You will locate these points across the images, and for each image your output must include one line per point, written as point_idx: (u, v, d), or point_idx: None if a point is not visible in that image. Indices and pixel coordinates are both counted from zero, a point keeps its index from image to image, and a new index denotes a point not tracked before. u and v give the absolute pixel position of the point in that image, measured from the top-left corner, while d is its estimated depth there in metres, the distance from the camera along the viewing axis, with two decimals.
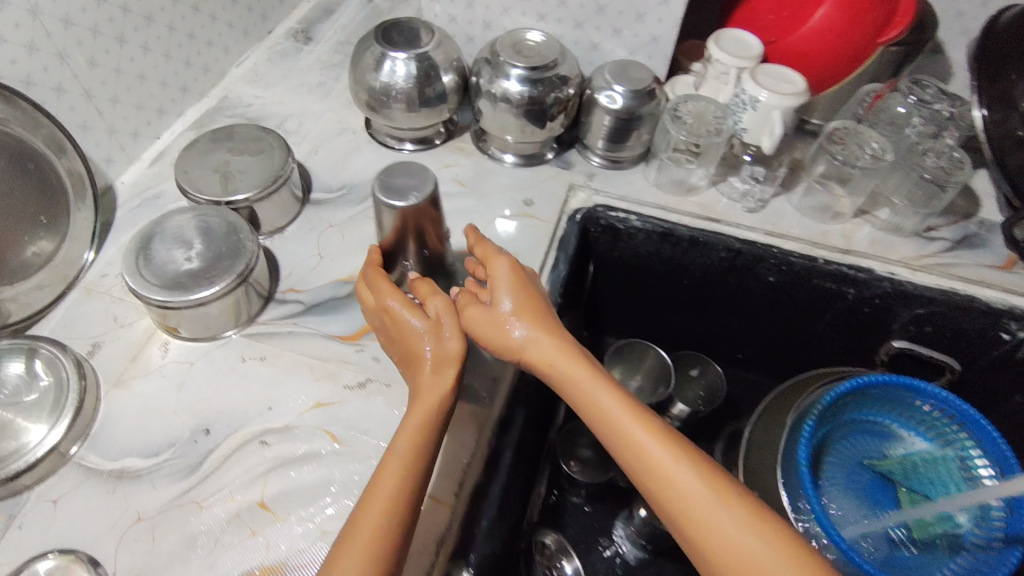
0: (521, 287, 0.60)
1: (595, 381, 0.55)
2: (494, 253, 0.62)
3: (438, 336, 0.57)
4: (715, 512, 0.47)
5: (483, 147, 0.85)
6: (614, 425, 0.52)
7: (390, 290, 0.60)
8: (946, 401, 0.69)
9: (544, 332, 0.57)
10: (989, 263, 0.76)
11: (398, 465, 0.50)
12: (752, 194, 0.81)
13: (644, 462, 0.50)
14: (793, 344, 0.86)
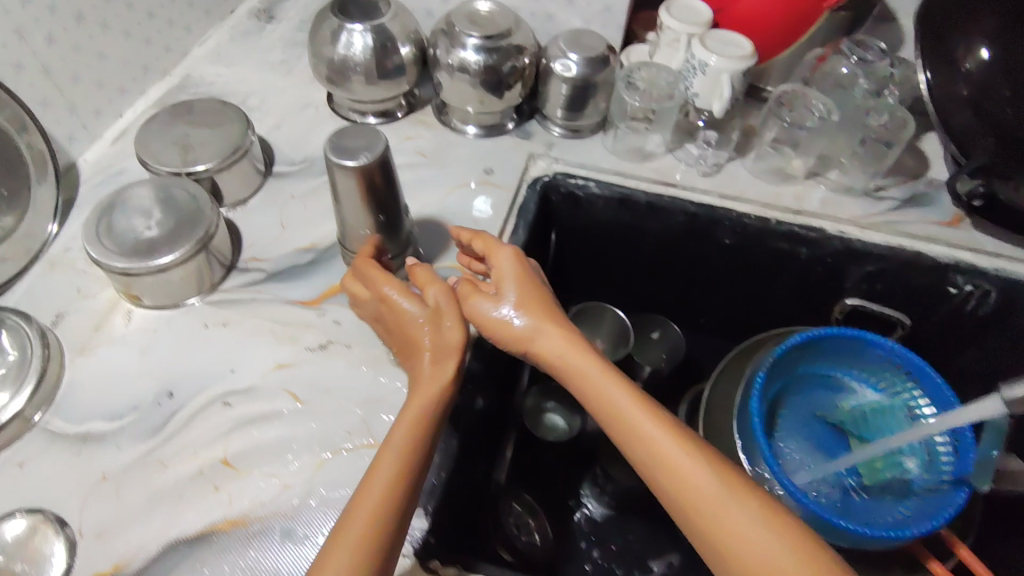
0: (523, 279, 0.60)
1: (600, 372, 0.55)
2: (497, 247, 0.62)
3: (438, 324, 0.58)
4: (722, 502, 0.47)
5: (445, 120, 0.86)
6: (620, 417, 0.52)
7: (387, 279, 0.60)
8: (894, 352, 0.71)
9: (549, 324, 0.58)
10: (936, 220, 0.79)
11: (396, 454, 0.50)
12: (708, 159, 0.83)
13: (650, 452, 0.50)
14: (753, 306, 0.89)
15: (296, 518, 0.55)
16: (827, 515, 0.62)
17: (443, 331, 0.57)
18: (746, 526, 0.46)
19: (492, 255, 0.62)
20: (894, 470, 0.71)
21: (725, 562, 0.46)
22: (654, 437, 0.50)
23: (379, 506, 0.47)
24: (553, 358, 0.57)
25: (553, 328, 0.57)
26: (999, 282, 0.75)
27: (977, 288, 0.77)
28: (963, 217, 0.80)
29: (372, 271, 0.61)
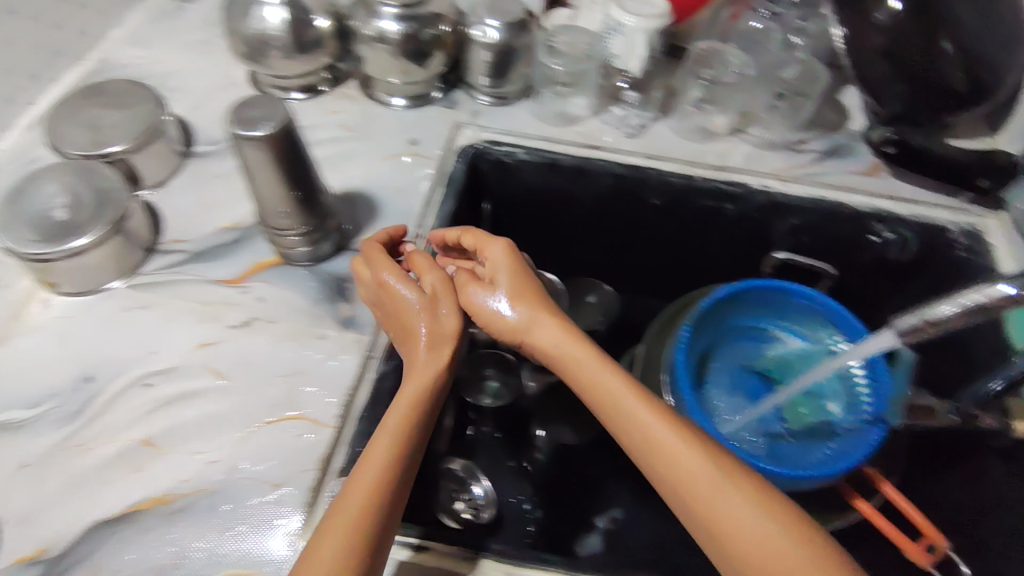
0: (519, 274, 0.62)
1: (598, 362, 0.55)
2: (490, 240, 0.64)
3: (435, 311, 0.58)
4: (719, 491, 0.47)
5: (370, 93, 0.85)
6: (617, 406, 0.53)
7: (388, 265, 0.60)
8: (814, 299, 0.74)
9: (546, 317, 0.59)
10: (854, 169, 0.81)
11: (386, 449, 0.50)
12: (634, 121, 0.84)
13: (647, 441, 0.51)
14: (686, 265, 0.90)
15: (217, 493, 0.56)
16: (747, 457, 0.65)
17: (443, 318, 0.58)
18: (743, 514, 0.46)
19: (485, 249, 0.63)
20: (818, 413, 0.74)
21: (721, 546, 0.46)
22: (651, 427, 0.51)
23: (368, 501, 0.47)
24: (550, 350, 0.57)
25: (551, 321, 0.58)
26: (917, 228, 0.77)
27: (898, 235, 0.78)
28: (881, 166, 0.82)
29: (375, 257, 0.62)
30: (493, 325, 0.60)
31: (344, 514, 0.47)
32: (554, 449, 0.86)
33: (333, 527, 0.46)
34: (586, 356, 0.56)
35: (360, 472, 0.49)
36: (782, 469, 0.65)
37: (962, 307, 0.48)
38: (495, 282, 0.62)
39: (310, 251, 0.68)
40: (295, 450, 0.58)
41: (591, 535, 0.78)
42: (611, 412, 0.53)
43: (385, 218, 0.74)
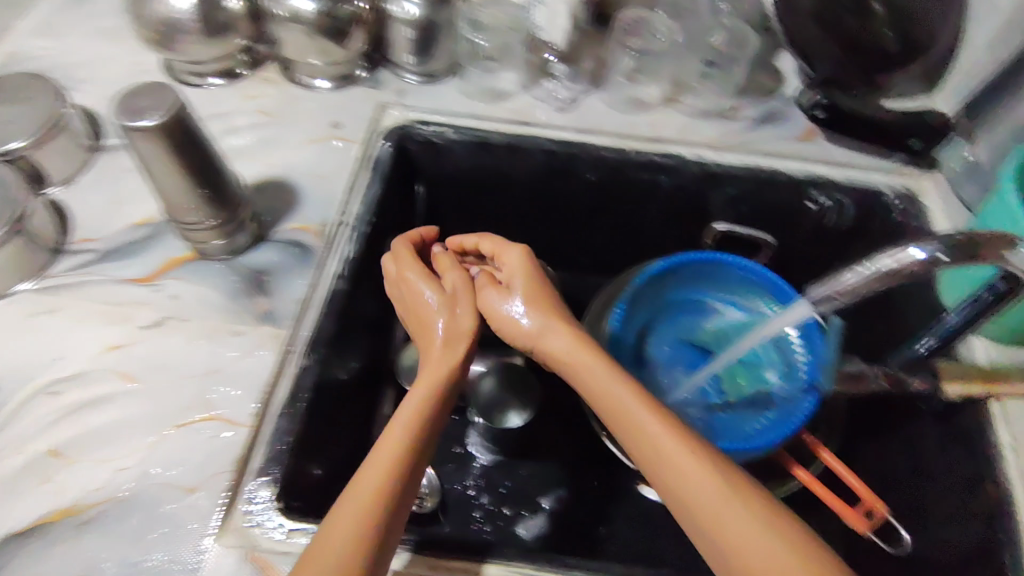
0: (537, 281, 0.64)
1: (608, 370, 0.56)
2: (505, 246, 0.66)
3: (453, 311, 0.62)
4: (725, 502, 0.47)
5: (291, 75, 0.82)
6: (625, 413, 0.53)
7: (416, 266, 0.65)
8: (750, 271, 0.75)
9: (558, 323, 0.60)
10: (789, 135, 0.80)
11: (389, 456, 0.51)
12: (565, 94, 0.82)
13: (652, 447, 0.51)
14: (627, 239, 0.88)
15: (129, 500, 0.54)
16: None
17: (460, 319, 0.62)
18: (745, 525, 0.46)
19: (502, 255, 0.66)
20: (756, 382, 0.75)
21: (720, 552, 0.46)
22: (657, 435, 0.51)
23: (369, 508, 0.48)
24: (561, 357, 0.59)
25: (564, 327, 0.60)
26: (851, 192, 0.76)
27: (833, 202, 0.77)
28: (817, 131, 0.80)
29: (404, 258, 0.66)
30: (506, 329, 0.62)
31: (342, 519, 0.47)
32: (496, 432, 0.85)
33: (332, 530, 0.47)
34: (596, 363, 0.56)
35: (363, 479, 0.50)
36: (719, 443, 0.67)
37: (873, 272, 0.47)
38: (511, 287, 0.64)
39: (226, 244, 0.65)
40: (209, 452, 0.57)
41: (535, 517, 0.79)
42: (618, 418, 0.54)
43: (304, 206, 0.71)
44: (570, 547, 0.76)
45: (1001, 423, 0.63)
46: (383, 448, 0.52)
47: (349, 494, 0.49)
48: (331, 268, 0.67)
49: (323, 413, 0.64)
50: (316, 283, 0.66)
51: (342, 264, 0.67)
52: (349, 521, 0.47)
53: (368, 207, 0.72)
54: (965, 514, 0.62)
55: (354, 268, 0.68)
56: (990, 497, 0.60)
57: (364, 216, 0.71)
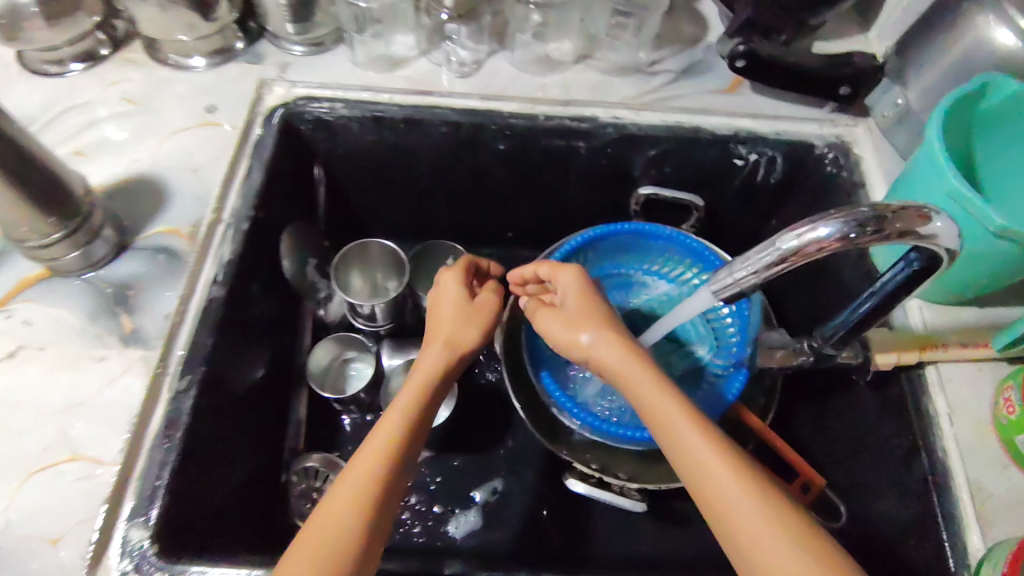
0: (593, 299, 0.59)
1: (649, 373, 0.51)
2: (560, 266, 0.61)
3: (461, 325, 0.59)
4: (754, 518, 0.43)
5: (156, 54, 0.72)
6: (661, 415, 0.49)
7: (456, 278, 0.63)
8: (672, 239, 0.71)
9: (608, 333, 0.55)
10: (713, 88, 0.73)
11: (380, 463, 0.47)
12: (466, 56, 0.74)
13: (685, 456, 0.47)
14: (552, 210, 0.82)
15: None
16: (604, 425, 0.63)
17: (468, 334, 0.59)
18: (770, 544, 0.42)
19: (554, 276, 0.61)
20: (686, 358, 0.71)
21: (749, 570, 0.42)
22: (693, 444, 0.47)
23: (354, 526, 0.44)
24: (608, 367, 0.54)
25: (608, 333, 0.55)
26: (782, 146, 0.70)
27: (762, 156, 0.71)
28: (742, 81, 0.74)
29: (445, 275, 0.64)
30: (561, 342, 0.58)
31: (318, 534, 0.43)
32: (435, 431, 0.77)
33: (305, 545, 0.43)
34: (637, 367, 0.52)
35: (347, 487, 0.46)
36: (635, 433, 0.63)
37: (777, 254, 0.39)
38: (565, 304, 0.60)
39: (81, 256, 0.59)
40: (70, 497, 0.51)
41: (469, 512, 0.74)
42: (652, 422, 0.50)
43: (176, 207, 0.64)
44: (505, 542, 0.72)
45: (936, 391, 0.58)
46: (375, 453, 0.47)
47: (327, 505, 0.45)
48: (206, 274, 0.60)
49: (208, 436, 0.58)
50: (188, 295, 0.59)
51: (218, 270, 0.60)
52: (326, 539, 0.43)
53: (247, 200, 0.64)
54: (900, 489, 0.59)
55: (231, 273, 0.61)
56: (923, 471, 0.56)
57: (243, 211, 0.64)
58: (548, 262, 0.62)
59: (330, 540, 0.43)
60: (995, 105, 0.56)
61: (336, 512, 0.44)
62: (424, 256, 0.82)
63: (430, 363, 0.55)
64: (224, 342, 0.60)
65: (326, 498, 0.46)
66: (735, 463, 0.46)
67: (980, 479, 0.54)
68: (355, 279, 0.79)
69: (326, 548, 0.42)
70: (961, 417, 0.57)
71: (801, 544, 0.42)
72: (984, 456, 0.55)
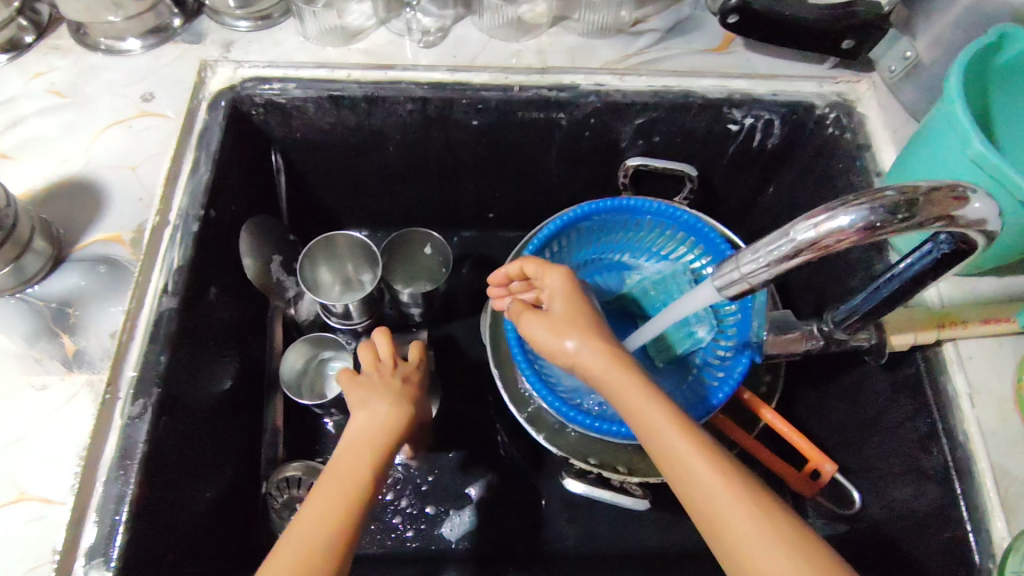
0: (581, 303, 0.53)
1: (634, 378, 0.47)
2: (549, 266, 0.56)
3: (420, 395, 0.56)
4: (746, 534, 0.39)
5: (84, 40, 0.65)
6: (647, 420, 0.45)
7: (420, 348, 0.60)
8: (662, 213, 0.65)
9: (595, 340, 0.50)
10: (703, 47, 0.67)
11: (337, 504, 0.44)
12: (430, 24, 0.67)
13: (671, 466, 0.43)
14: (534, 188, 0.76)
15: None
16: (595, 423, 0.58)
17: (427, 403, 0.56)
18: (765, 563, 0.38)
19: (542, 277, 0.56)
20: (685, 344, 0.63)
21: None
22: (682, 455, 0.43)
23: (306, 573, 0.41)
24: (595, 377, 0.49)
25: (592, 338, 0.50)
26: (780, 108, 0.64)
27: (759, 120, 0.65)
28: (734, 38, 0.68)
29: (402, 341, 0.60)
30: (547, 349, 0.52)
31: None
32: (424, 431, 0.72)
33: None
34: (619, 373, 0.48)
35: (300, 531, 0.43)
36: (618, 427, 0.57)
37: (794, 246, 0.34)
38: (550, 309, 0.54)
39: (12, 272, 0.53)
40: (15, 544, 0.45)
41: (463, 512, 0.69)
42: (640, 430, 0.45)
43: (116, 209, 0.58)
44: (502, 542, 0.68)
45: (955, 370, 0.53)
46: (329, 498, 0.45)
47: (282, 548, 0.42)
48: (154, 283, 0.55)
49: (171, 461, 0.52)
50: (136, 308, 0.53)
51: (167, 278, 0.55)
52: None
53: (195, 198, 0.58)
54: (920, 472, 0.55)
55: (183, 281, 0.55)
56: (943, 456, 0.53)
57: (191, 210, 0.58)
58: (533, 262, 0.56)
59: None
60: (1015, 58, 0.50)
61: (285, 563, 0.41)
62: (400, 246, 0.75)
63: (385, 404, 0.52)
64: (182, 355, 0.55)
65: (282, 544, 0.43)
66: (728, 474, 0.41)
67: (1004, 463, 0.50)
68: (326, 274, 0.74)
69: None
70: (981, 397, 0.52)
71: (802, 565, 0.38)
72: (1007, 437, 0.51)
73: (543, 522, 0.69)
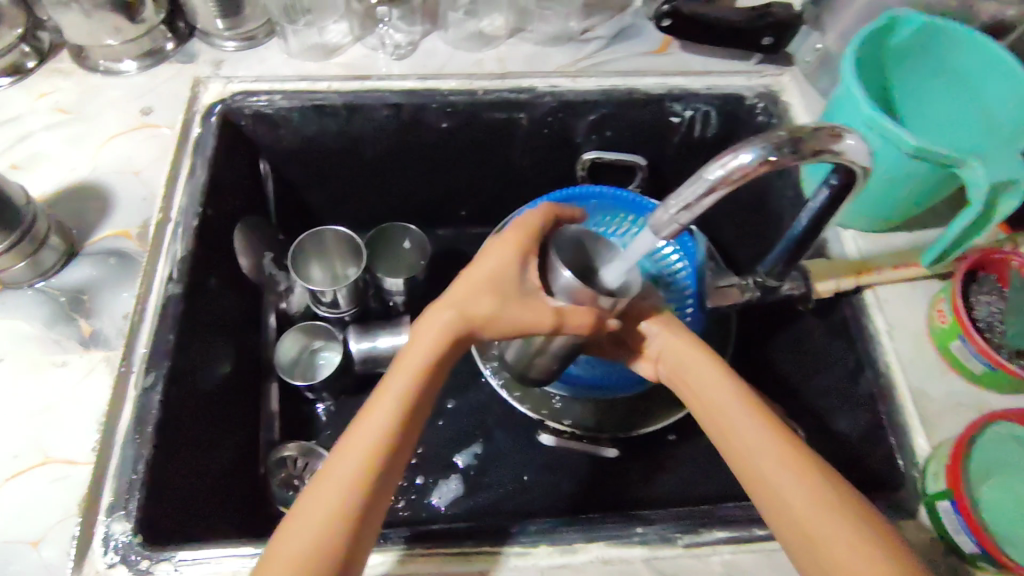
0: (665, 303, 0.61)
1: (715, 373, 0.53)
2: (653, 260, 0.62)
3: (479, 292, 0.50)
4: (817, 512, 0.43)
5: (84, 62, 0.71)
6: (726, 411, 0.51)
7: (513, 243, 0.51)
8: (607, 194, 0.74)
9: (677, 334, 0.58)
10: (644, 50, 0.76)
11: (384, 427, 0.45)
12: (400, 39, 0.75)
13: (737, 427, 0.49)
14: (501, 185, 0.84)
15: None
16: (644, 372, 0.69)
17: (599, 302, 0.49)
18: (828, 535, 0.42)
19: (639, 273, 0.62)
20: None
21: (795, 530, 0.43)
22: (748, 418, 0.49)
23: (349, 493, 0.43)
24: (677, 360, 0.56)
25: (673, 334, 0.58)
26: (714, 100, 0.73)
27: (697, 112, 0.74)
28: (671, 41, 0.77)
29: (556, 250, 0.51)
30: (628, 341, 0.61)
31: (315, 502, 0.42)
32: None
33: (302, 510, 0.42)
34: (707, 368, 0.54)
35: (352, 449, 0.44)
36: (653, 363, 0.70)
37: (707, 185, 0.42)
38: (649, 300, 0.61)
39: (29, 265, 0.58)
40: (45, 500, 0.50)
41: (449, 480, 0.74)
42: (717, 419, 0.51)
43: (122, 210, 0.64)
44: (488, 505, 0.73)
45: (875, 311, 0.62)
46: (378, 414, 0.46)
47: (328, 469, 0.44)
48: (160, 272, 0.60)
49: (181, 430, 0.58)
50: (145, 294, 0.59)
51: (171, 267, 0.61)
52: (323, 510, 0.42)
53: (194, 197, 0.64)
54: (852, 404, 0.63)
55: (186, 269, 0.61)
56: (869, 386, 0.60)
57: (191, 208, 0.64)
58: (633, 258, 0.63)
59: (323, 512, 0.42)
60: (904, 38, 0.59)
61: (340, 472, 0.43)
62: (380, 241, 0.82)
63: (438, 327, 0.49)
64: (189, 336, 0.60)
65: (340, 451, 0.45)
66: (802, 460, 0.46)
67: (922, 386, 0.58)
68: (317, 272, 0.80)
69: (321, 516, 0.42)
70: (899, 333, 0.61)
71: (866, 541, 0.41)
72: (922, 364, 0.59)
73: (526, 485, 0.74)
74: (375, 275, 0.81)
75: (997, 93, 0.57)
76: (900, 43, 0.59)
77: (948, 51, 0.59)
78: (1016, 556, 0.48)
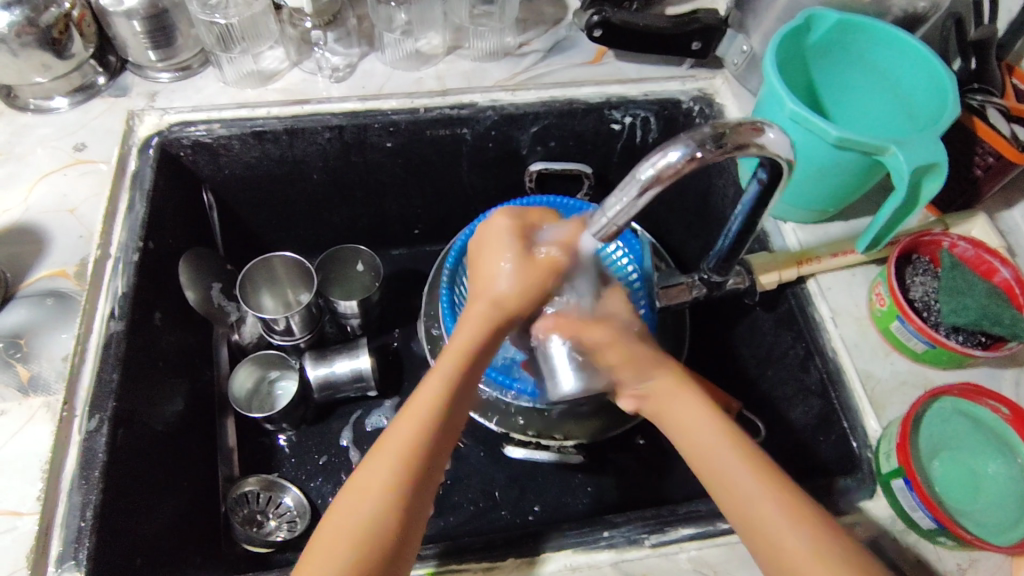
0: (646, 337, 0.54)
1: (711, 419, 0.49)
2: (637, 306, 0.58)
3: (496, 250, 0.53)
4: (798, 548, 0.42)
5: (12, 101, 0.70)
6: (728, 481, 0.46)
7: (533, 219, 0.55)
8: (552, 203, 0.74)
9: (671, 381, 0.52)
10: (580, 60, 0.77)
11: (414, 450, 0.44)
12: (338, 61, 0.75)
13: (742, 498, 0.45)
14: (451, 200, 0.84)
15: None
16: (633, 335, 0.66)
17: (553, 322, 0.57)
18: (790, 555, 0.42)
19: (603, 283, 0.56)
20: None
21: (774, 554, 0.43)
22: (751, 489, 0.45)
23: (378, 513, 0.42)
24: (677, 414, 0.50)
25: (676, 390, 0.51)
26: (652, 106, 0.74)
27: (636, 118, 0.75)
28: (605, 50, 0.78)
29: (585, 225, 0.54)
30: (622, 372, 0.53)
31: (346, 520, 0.42)
32: (377, 435, 0.77)
33: (333, 524, 0.43)
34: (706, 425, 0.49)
35: (379, 470, 0.44)
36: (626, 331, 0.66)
37: (640, 185, 0.43)
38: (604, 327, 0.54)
39: None
40: None
41: None
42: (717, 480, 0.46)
43: (57, 250, 0.62)
44: (459, 525, 0.72)
45: (819, 299, 0.63)
46: (408, 438, 0.45)
47: (360, 478, 0.44)
48: (102, 309, 0.59)
49: (131, 473, 0.56)
50: (85, 333, 0.58)
51: (114, 304, 0.59)
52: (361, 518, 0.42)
53: (133, 231, 0.63)
54: (805, 391, 0.64)
55: (128, 306, 0.60)
56: (819, 372, 0.61)
57: (130, 242, 0.62)
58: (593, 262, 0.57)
59: (362, 523, 0.42)
60: (823, 33, 0.61)
61: (366, 496, 0.43)
62: (331, 264, 0.81)
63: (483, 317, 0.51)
64: (134, 372, 0.59)
65: (372, 464, 0.44)
66: (773, 478, 0.45)
67: (868, 368, 0.60)
68: (268, 301, 0.79)
69: (354, 537, 0.42)
70: (843, 318, 0.62)
71: (834, 546, 0.42)
72: (868, 348, 0.61)
73: (495, 499, 0.74)
74: (329, 298, 0.80)
75: (917, 79, 0.60)
76: (817, 39, 0.61)
77: (863, 44, 0.62)
78: (969, 527, 0.50)
